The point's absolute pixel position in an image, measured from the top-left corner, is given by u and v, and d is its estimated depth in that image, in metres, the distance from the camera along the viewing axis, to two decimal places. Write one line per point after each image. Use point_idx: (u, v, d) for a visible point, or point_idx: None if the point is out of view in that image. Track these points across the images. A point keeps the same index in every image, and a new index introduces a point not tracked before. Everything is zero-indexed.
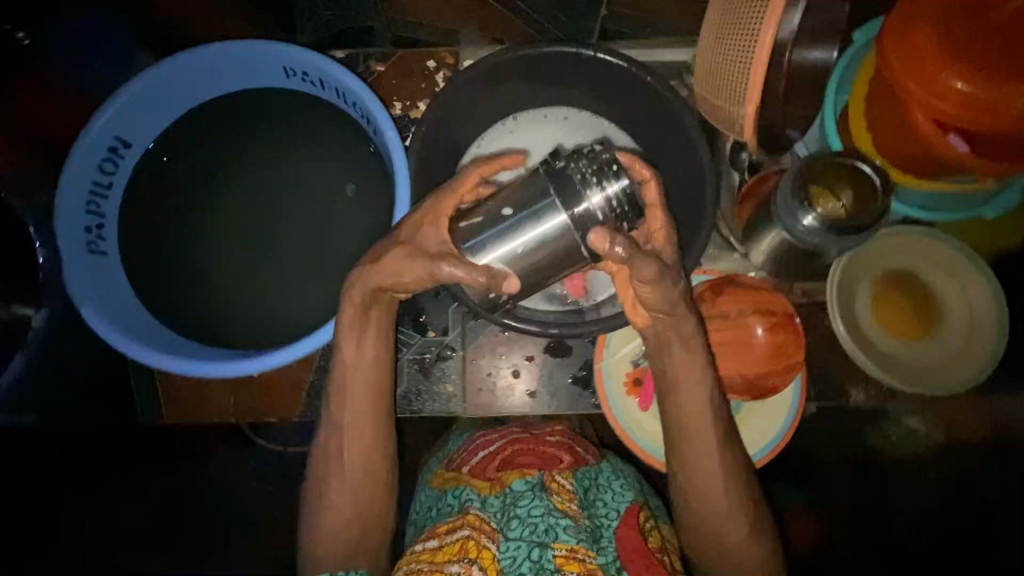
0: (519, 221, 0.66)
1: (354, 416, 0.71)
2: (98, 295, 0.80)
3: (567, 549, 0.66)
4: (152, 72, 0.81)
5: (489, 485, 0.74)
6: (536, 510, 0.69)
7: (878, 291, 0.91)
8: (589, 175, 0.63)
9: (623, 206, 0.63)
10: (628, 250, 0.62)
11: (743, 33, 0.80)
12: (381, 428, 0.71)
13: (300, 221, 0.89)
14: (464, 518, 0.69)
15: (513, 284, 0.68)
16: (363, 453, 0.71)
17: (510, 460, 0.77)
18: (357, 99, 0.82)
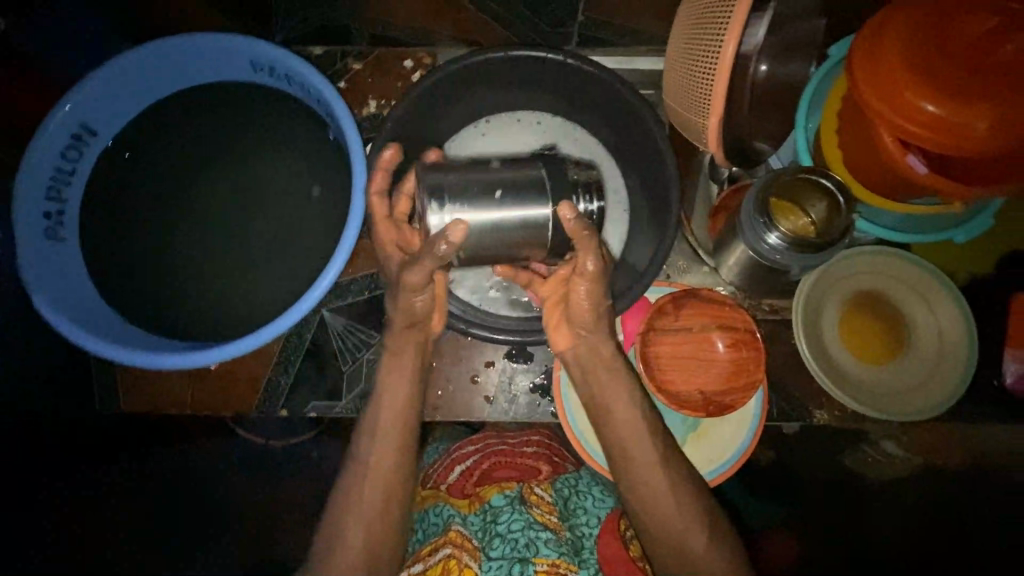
0: (511, 190, 0.69)
1: (381, 441, 0.76)
2: (48, 283, 0.74)
3: (548, 563, 0.72)
4: (122, 60, 0.76)
5: (469, 503, 0.81)
6: (516, 524, 0.75)
7: (848, 312, 0.89)
8: (580, 186, 0.74)
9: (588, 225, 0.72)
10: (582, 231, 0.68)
11: (707, 38, 0.73)
12: (407, 452, 0.77)
13: (264, 216, 0.84)
14: (447, 535, 0.76)
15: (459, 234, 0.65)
16: (385, 473, 0.75)
17: (487, 475, 0.86)
18: (322, 97, 0.79)
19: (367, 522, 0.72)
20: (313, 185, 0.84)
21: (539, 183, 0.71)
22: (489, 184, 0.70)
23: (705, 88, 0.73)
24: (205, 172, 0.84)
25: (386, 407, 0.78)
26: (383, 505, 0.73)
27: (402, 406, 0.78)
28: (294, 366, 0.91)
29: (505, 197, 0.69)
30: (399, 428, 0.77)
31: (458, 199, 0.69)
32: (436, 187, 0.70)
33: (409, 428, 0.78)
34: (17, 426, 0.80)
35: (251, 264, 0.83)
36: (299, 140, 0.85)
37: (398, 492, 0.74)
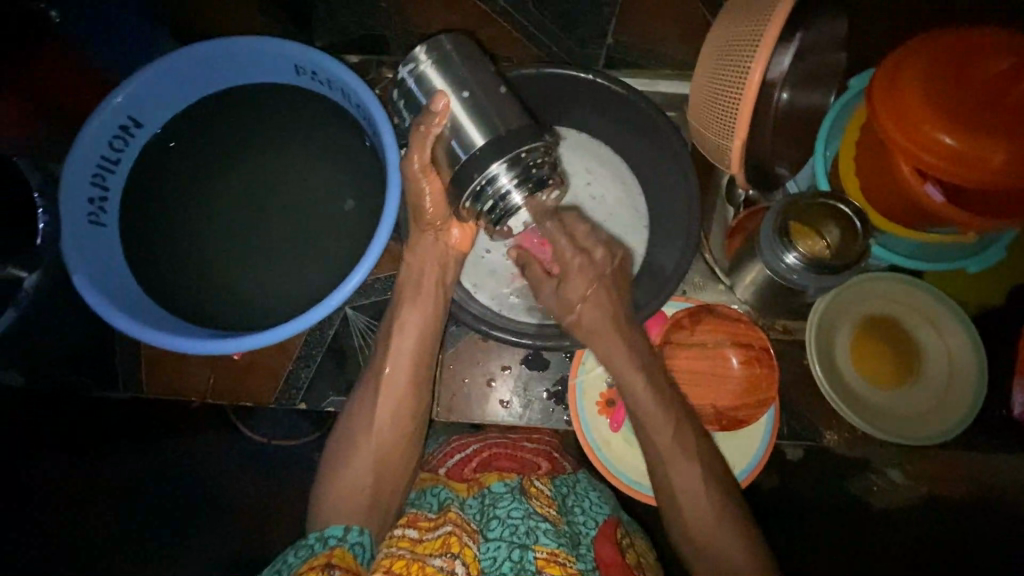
0: (474, 104, 0.68)
1: (397, 365, 0.80)
2: (87, 264, 0.77)
3: (548, 551, 0.66)
4: (170, 58, 0.80)
5: (467, 487, 0.79)
6: (516, 512, 0.71)
7: (861, 334, 0.91)
8: (527, 171, 0.66)
9: (486, 195, 0.66)
10: (471, 211, 0.68)
11: (734, 66, 0.76)
12: (420, 376, 0.81)
13: (295, 213, 0.87)
14: (447, 513, 0.70)
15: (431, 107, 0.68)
16: (396, 399, 0.79)
17: (488, 464, 0.83)
18: (360, 101, 0.82)
19: (381, 440, 0.77)
20: (344, 185, 0.87)
21: (499, 136, 0.66)
22: (466, 82, 0.68)
23: (731, 113, 0.76)
24: (242, 167, 0.87)
25: (402, 346, 0.81)
26: (398, 426, 0.78)
27: (411, 350, 0.80)
28: (316, 360, 0.93)
29: (463, 100, 0.68)
30: (415, 351, 0.80)
31: (442, 72, 0.68)
32: (439, 47, 0.69)
33: (424, 357, 0.81)
34: (17, 428, 0.85)
35: (281, 259, 0.86)
36: (333, 142, 0.88)
37: (408, 421, 0.78)
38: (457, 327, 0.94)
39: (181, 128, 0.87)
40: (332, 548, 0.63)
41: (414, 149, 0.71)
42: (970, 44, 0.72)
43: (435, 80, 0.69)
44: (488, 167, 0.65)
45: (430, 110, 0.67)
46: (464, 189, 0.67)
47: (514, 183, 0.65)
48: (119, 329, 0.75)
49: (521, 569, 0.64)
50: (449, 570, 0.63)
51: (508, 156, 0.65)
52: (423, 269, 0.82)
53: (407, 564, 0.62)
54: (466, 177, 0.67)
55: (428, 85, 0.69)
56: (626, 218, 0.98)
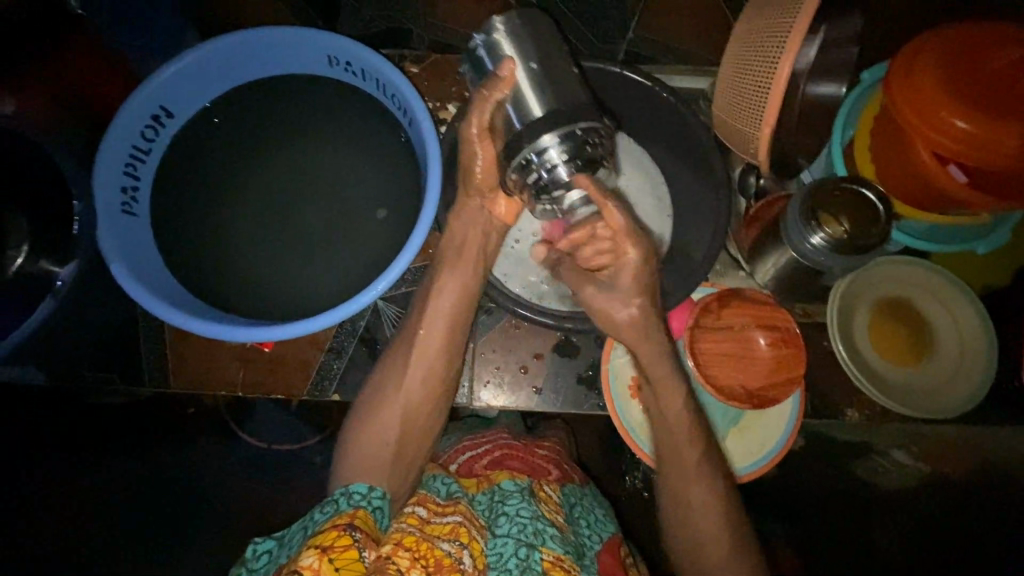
0: (539, 75, 0.71)
1: (435, 347, 0.80)
2: (124, 253, 0.76)
3: (553, 556, 0.68)
4: (202, 48, 0.79)
5: (477, 483, 0.79)
6: (525, 511, 0.72)
7: (877, 315, 0.95)
8: (579, 147, 0.67)
9: (532, 167, 0.68)
10: (516, 177, 0.71)
11: (764, 57, 0.79)
12: (451, 351, 0.81)
13: (328, 204, 0.87)
14: (457, 505, 0.72)
15: (508, 65, 0.70)
16: (429, 369, 0.79)
17: (500, 462, 0.82)
18: (396, 92, 0.83)
19: (408, 405, 0.77)
20: (378, 177, 0.87)
21: (557, 111, 0.68)
22: (539, 53, 0.71)
23: (760, 102, 0.79)
24: (272, 159, 0.87)
25: (434, 332, 0.80)
26: (429, 391, 0.79)
27: (442, 332, 0.80)
28: (347, 351, 0.92)
29: (531, 69, 0.71)
30: (443, 330, 0.81)
31: (513, 43, 0.71)
32: (515, 26, 0.72)
33: (458, 325, 0.82)
34: (16, 427, 0.87)
35: (315, 249, 0.86)
36: (366, 132, 0.88)
37: (438, 386, 0.80)
38: (488, 316, 0.95)
39: (212, 118, 0.87)
40: (356, 508, 0.65)
41: (473, 112, 0.74)
42: (984, 35, 0.77)
43: (505, 47, 0.72)
44: (540, 138, 0.66)
45: (497, 76, 0.71)
46: (511, 159, 0.69)
47: (562, 157, 0.67)
48: (157, 317, 0.74)
49: (526, 567, 0.67)
50: (456, 558, 0.65)
51: (560, 132, 0.66)
52: (468, 254, 0.84)
53: (417, 541, 0.65)
54: (515, 146, 0.68)
55: (503, 48, 0.72)
56: (651, 209, 0.98)
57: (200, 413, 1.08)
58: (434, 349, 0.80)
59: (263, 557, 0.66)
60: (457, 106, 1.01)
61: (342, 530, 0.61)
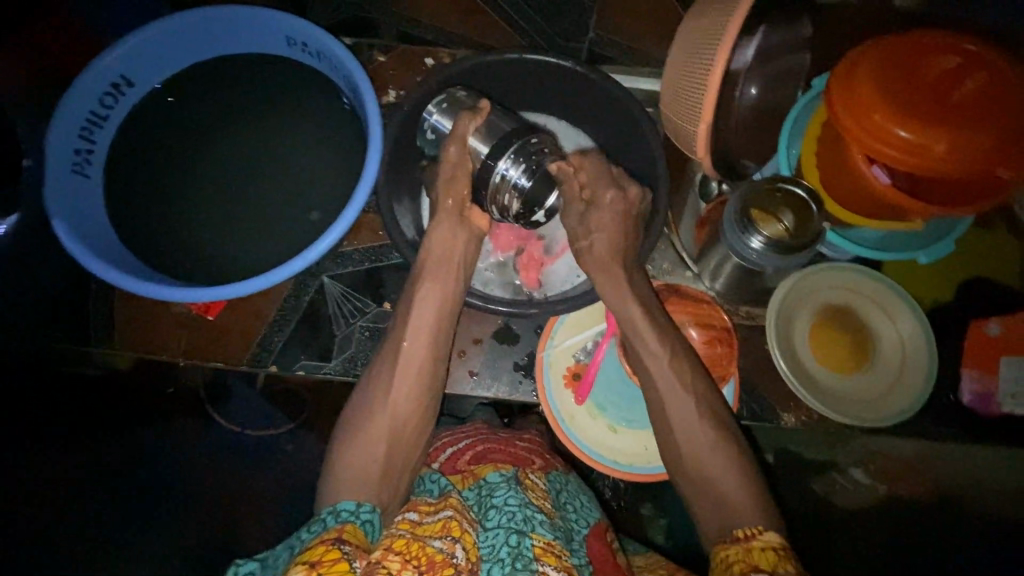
0: (492, 113, 0.82)
1: (416, 343, 0.83)
2: (72, 213, 0.79)
3: (544, 541, 0.68)
4: (164, 22, 0.83)
5: (462, 479, 0.79)
6: (513, 499, 0.71)
7: (821, 321, 0.93)
8: (530, 157, 0.77)
9: (502, 187, 0.79)
10: (494, 198, 0.80)
11: (702, 56, 0.80)
12: (437, 358, 0.84)
13: (276, 178, 0.90)
14: (447, 499, 0.71)
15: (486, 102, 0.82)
16: (417, 374, 0.81)
17: (483, 455, 0.81)
18: (348, 73, 0.85)
19: (396, 409, 0.79)
20: (331, 155, 0.90)
21: (508, 133, 0.78)
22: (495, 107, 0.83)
23: (698, 100, 0.80)
24: (225, 131, 0.90)
25: (415, 338, 0.83)
26: (416, 399, 0.81)
27: (426, 335, 0.83)
28: (290, 325, 0.94)
29: (494, 111, 0.82)
30: (425, 325, 0.84)
31: (463, 103, 0.84)
32: (453, 98, 0.85)
33: (442, 332, 0.84)
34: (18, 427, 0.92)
35: (264, 224, 0.88)
36: (321, 114, 0.91)
37: (427, 393, 0.82)
38: None
39: (173, 92, 0.90)
40: (343, 523, 0.66)
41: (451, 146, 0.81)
42: (920, 43, 0.78)
43: (444, 124, 0.84)
44: (497, 163, 0.77)
45: (476, 109, 0.81)
46: (484, 184, 0.79)
47: (520, 161, 0.77)
48: (100, 277, 0.77)
49: (518, 553, 0.65)
50: (449, 553, 0.63)
51: (511, 152, 0.77)
52: (449, 265, 0.86)
53: (407, 542, 0.64)
54: (486, 171, 0.78)
55: (452, 103, 0.84)
56: None
57: (179, 396, 1.06)
58: (420, 354, 0.82)
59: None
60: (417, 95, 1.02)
61: (329, 544, 0.61)
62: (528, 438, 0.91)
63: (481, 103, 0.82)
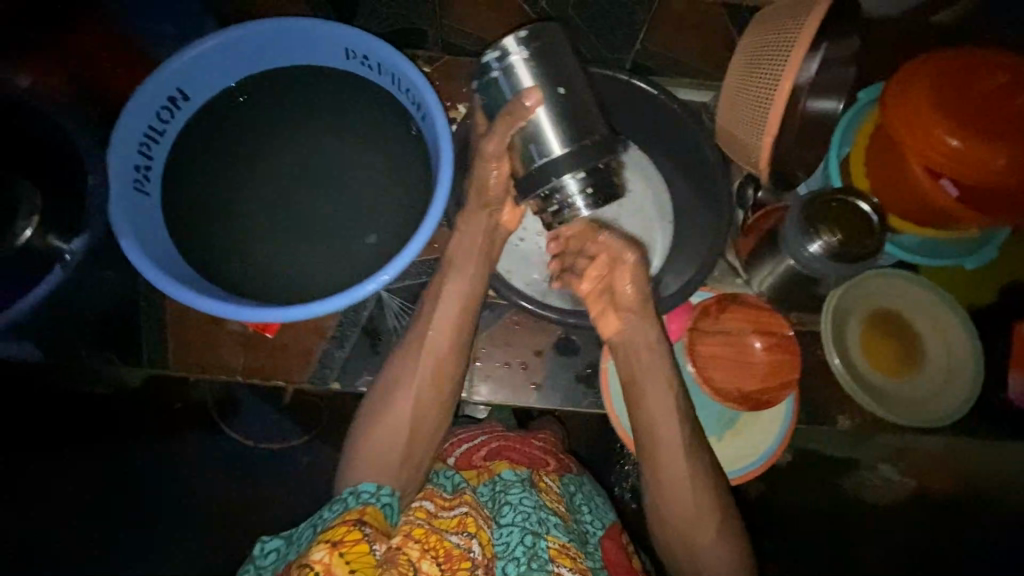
0: (563, 101, 0.76)
1: (438, 336, 0.84)
2: (136, 231, 0.77)
3: (559, 543, 0.76)
4: (222, 34, 0.81)
5: (477, 475, 0.85)
6: (527, 501, 0.79)
7: (870, 325, 0.97)
8: (592, 183, 0.75)
9: (553, 199, 0.76)
10: (537, 204, 0.78)
11: (767, 71, 0.82)
12: (459, 352, 0.85)
13: (336, 191, 0.88)
14: (463, 497, 0.78)
15: (534, 95, 0.74)
16: (437, 370, 0.84)
17: (497, 452, 0.87)
18: (411, 86, 0.84)
19: (417, 399, 0.82)
20: (391, 167, 0.89)
21: (575, 148, 0.75)
22: (555, 80, 0.76)
23: (762, 113, 0.82)
24: (281, 143, 0.88)
25: (436, 334, 0.84)
26: (434, 390, 0.84)
27: (449, 332, 0.85)
28: (350, 341, 0.93)
29: (558, 96, 0.76)
30: (456, 321, 0.85)
31: (522, 72, 0.75)
32: (526, 51, 0.75)
33: (463, 327, 0.85)
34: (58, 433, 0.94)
35: (325, 239, 0.87)
36: (380, 127, 0.90)
37: (445, 385, 0.84)
38: (490, 312, 0.96)
39: (228, 102, 0.88)
40: (364, 505, 0.71)
41: (495, 132, 0.77)
42: (970, 58, 0.81)
43: (500, 85, 0.76)
44: (558, 177, 0.74)
45: (521, 102, 0.74)
46: (534, 189, 0.76)
47: (579, 184, 0.74)
48: (178, 300, 0.75)
49: (534, 554, 0.74)
50: (465, 549, 0.72)
51: (579, 170, 0.74)
52: (470, 259, 0.87)
53: (427, 532, 0.73)
54: (540, 180, 0.75)
55: (514, 67, 0.75)
56: (653, 213, 1.01)
57: (187, 409, 1.22)
58: (442, 350, 0.84)
59: (270, 554, 0.72)
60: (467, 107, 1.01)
61: (351, 526, 0.66)
62: (542, 438, 0.95)
63: (530, 91, 0.74)
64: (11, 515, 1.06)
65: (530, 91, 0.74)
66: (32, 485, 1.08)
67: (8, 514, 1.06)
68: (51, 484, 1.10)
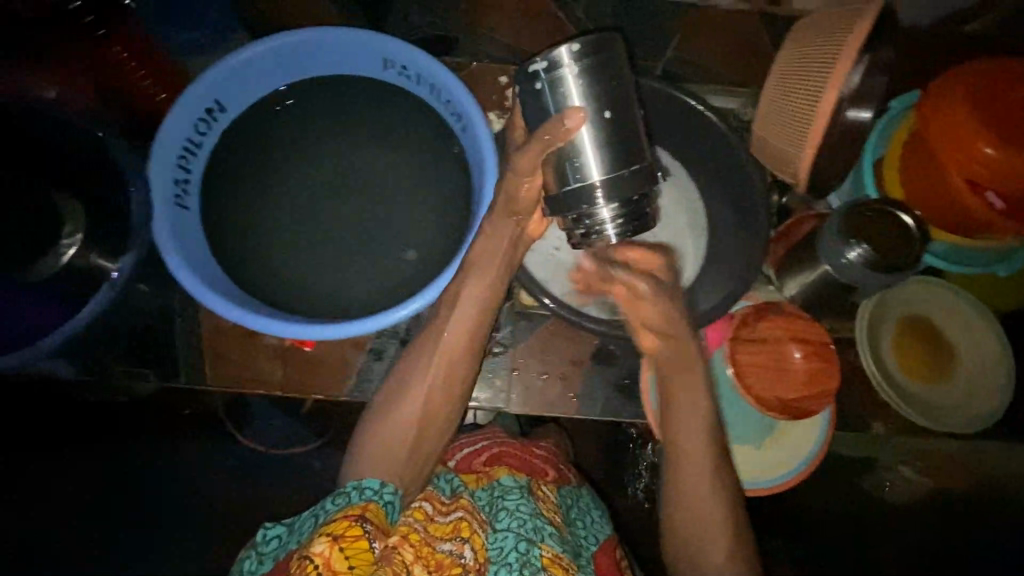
0: (608, 125, 0.70)
1: (456, 335, 0.82)
2: (180, 246, 0.76)
3: (552, 553, 0.75)
4: (261, 45, 0.80)
5: (477, 479, 0.84)
6: (524, 508, 0.78)
7: (903, 331, 0.98)
8: (626, 216, 0.71)
9: (581, 224, 0.72)
10: (565, 223, 0.75)
11: (808, 84, 0.82)
12: (473, 353, 0.83)
13: (376, 204, 0.87)
14: (460, 501, 0.78)
15: (576, 119, 0.69)
16: (451, 369, 0.81)
17: (499, 458, 0.86)
18: (452, 97, 0.83)
19: (428, 398, 0.80)
20: (430, 179, 0.88)
21: (612, 177, 0.70)
22: (605, 100, 0.70)
23: (801, 126, 0.82)
24: (319, 155, 0.87)
25: (452, 332, 0.81)
26: (447, 391, 0.81)
27: (466, 331, 0.82)
28: (389, 353, 0.92)
29: (603, 119, 0.70)
30: (474, 319, 0.82)
31: (566, 88, 0.69)
32: (580, 65, 0.68)
33: (481, 325, 0.83)
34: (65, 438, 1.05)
35: (365, 252, 0.86)
36: (418, 138, 0.89)
37: (458, 387, 0.82)
38: (527, 323, 0.95)
39: (265, 114, 0.87)
40: (367, 502, 0.70)
41: (529, 149, 0.74)
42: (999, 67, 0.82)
43: (541, 97, 0.70)
44: (590, 205, 0.71)
45: (562, 123, 0.69)
46: (563, 210, 0.73)
47: (611, 216, 0.71)
48: (232, 321, 0.74)
49: (526, 561, 0.73)
50: (457, 555, 0.72)
51: (613, 201, 0.70)
52: (493, 261, 0.83)
53: (421, 540, 0.72)
54: (571, 203, 0.72)
55: (559, 80, 0.68)
56: (685, 222, 0.97)
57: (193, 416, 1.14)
58: (459, 349, 0.82)
59: (272, 540, 0.73)
60: (499, 116, 1.00)
61: (352, 521, 0.66)
62: (543, 446, 0.95)
63: (575, 112, 0.69)
64: (12, 515, 1.08)
65: (574, 115, 0.69)
66: (33, 485, 1.09)
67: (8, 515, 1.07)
68: (51, 484, 1.10)
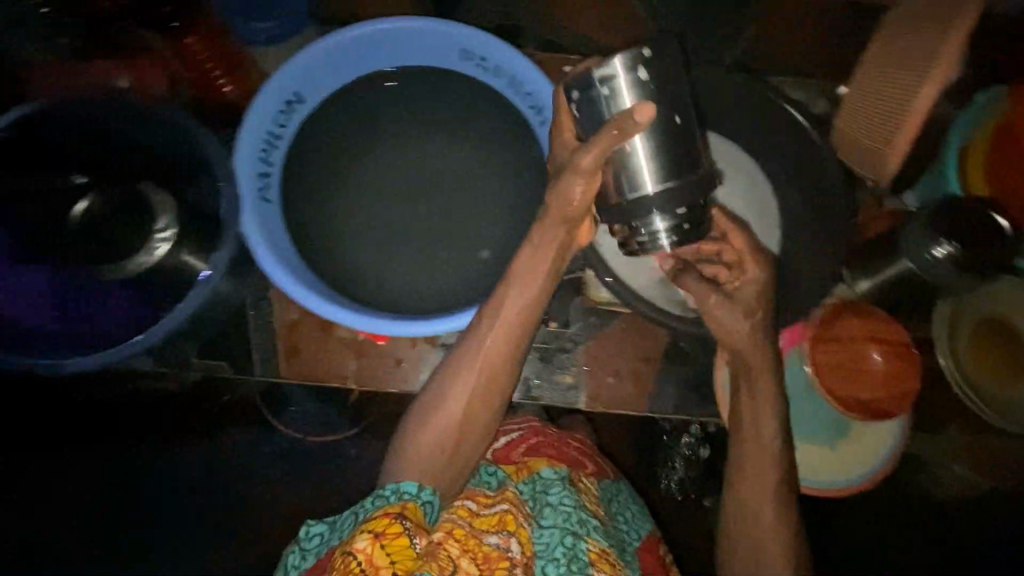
0: (673, 132, 0.64)
1: (500, 338, 0.75)
2: (268, 241, 0.76)
3: (599, 548, 0.73)
4: (342, 35, 0.78)
5: (517, 470, 0.80)
6: (568, 500, 0.75)
7: (986, 337, 0.95)
8: (684, 226, 0.66)
9: (638, 233, 0.67)
10: (619, 231, 0.70)
11: (903, 80, 0.78)
12: (517, 355, 0.76)
13: (453, 198, 0.87)
14: (504, 494, 0.75)
15: (645, 114, 0.60)
16: (494, 372, 0.75)
17: (537, 448, 0.83)
18: (533, 90, 0.81)
19: (470, 401, 0.74)
20: (507, 173, 0.87)
21: (672, 187, 0.64)
22: (670, 105, 0.64)
23: (889, 126, 0.79)
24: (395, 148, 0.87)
25: (496, 333, 0.75)
26: (491, 393, 0.75)
27: (510, 333, 0.75)
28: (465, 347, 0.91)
29: (669, 126, 0.64)
30: (517, 322, 0.75)
31: (627, 90, 0.62)
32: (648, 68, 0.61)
33: (526, 325, 0.76)
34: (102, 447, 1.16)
35: (443, 247, 0.86)
36: (494, 131, 0.87)
37: (502, 391, 0.76)
38: (599, 319, 0.94)
39: (342, 106, 0.86)
40: (405, 500, 0.67)
41: (592, 145, 0.64)
42: None
43: (601, 101, 0.63)
44: (649, 215, 0.65)
45: (628, 119, 0.61)
46: (618, 218, 0.68)
47: (668, 225, 0.65)
48: (332, 318, 0.75)
49: (574, 556, 0.71)
50: (504, 549, 0.69)
51: (673, 213, 0.65)
52: (543, 259, 0.75)
53: (466, 534, 0.69)
54: (628, 212, 0.67)
55: (620, 81, 0.61)
56: (751, 213, 0.96)
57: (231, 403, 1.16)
58: (503, 351, 0.75)
59: (314, 538, 0.69)
60: None
61: (393, 519, 0.64)
62: (578, 436, 0.92)
63: (643, 108, 0.60)
64: (13, 514, 1.16)
65: (644, 111, 0.60)
66: (32, 485, 1.16)
67: (9, 514, 1.15)
68: (51, 484, 1.16)
